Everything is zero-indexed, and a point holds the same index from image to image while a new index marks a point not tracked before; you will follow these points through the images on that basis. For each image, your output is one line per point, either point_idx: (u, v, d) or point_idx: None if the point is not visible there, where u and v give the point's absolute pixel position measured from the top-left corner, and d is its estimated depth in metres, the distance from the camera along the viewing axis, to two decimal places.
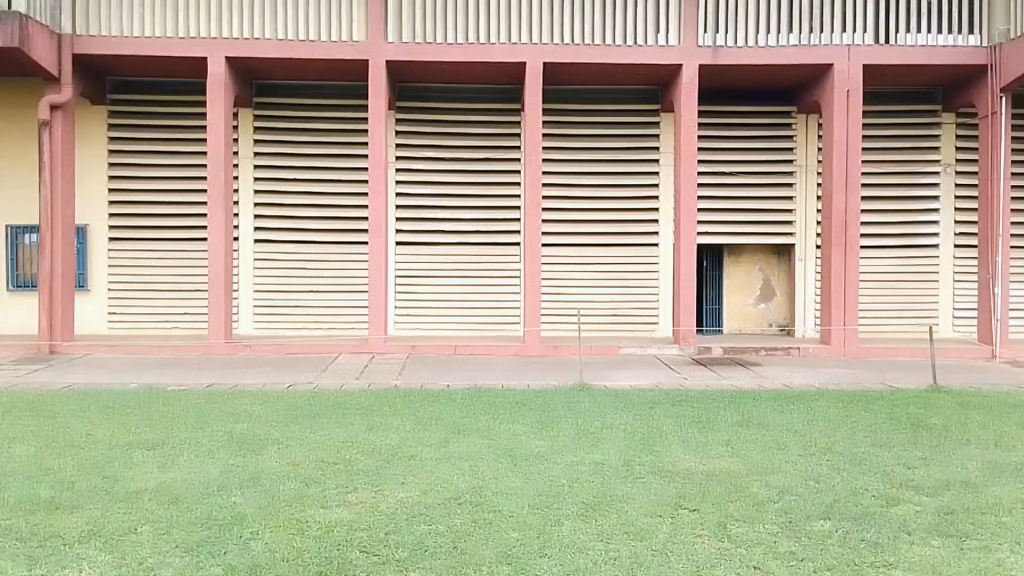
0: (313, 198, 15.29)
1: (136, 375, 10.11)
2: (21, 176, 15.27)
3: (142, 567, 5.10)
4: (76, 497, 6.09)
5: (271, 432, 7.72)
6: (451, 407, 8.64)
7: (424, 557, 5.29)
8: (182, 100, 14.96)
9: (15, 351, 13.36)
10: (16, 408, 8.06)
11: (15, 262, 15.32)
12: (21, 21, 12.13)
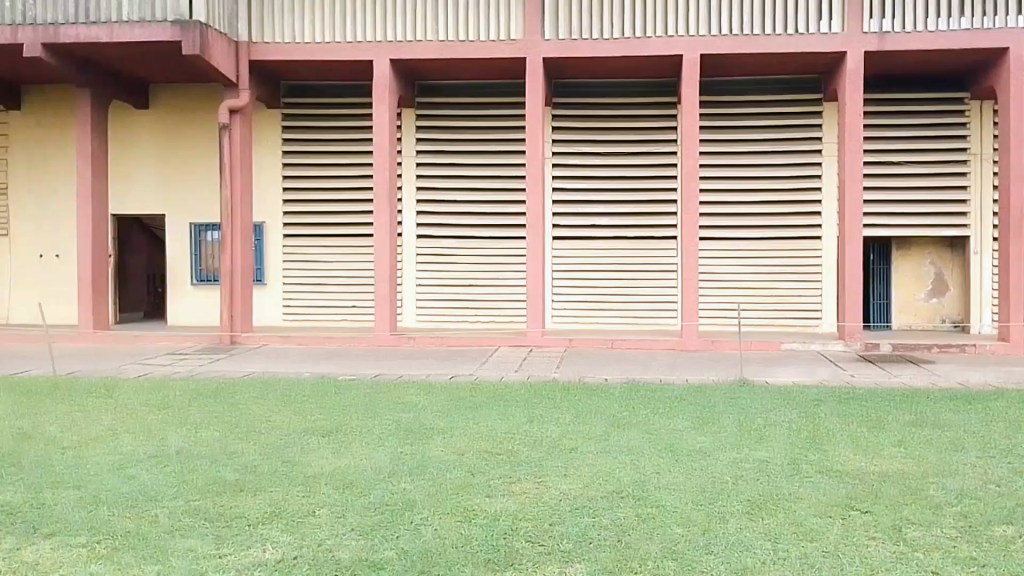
0: (469, 194, 15.71)
1: (312, 364, 10.64)
2: (203, 175, 16.13)
3: (322, 548, 5.36)
4: (257, 478, 6.42)
5: (436, 422, 7.94)
6: (609, 401, 8.72)
7: (589, 549, 5.29)
8: (347, 101, 15.59)
9: (197, 341, 14.18)
10: (201, 395, 8.62)
11: (199, 257, 16.24)
12: (202, 31, 12.68)
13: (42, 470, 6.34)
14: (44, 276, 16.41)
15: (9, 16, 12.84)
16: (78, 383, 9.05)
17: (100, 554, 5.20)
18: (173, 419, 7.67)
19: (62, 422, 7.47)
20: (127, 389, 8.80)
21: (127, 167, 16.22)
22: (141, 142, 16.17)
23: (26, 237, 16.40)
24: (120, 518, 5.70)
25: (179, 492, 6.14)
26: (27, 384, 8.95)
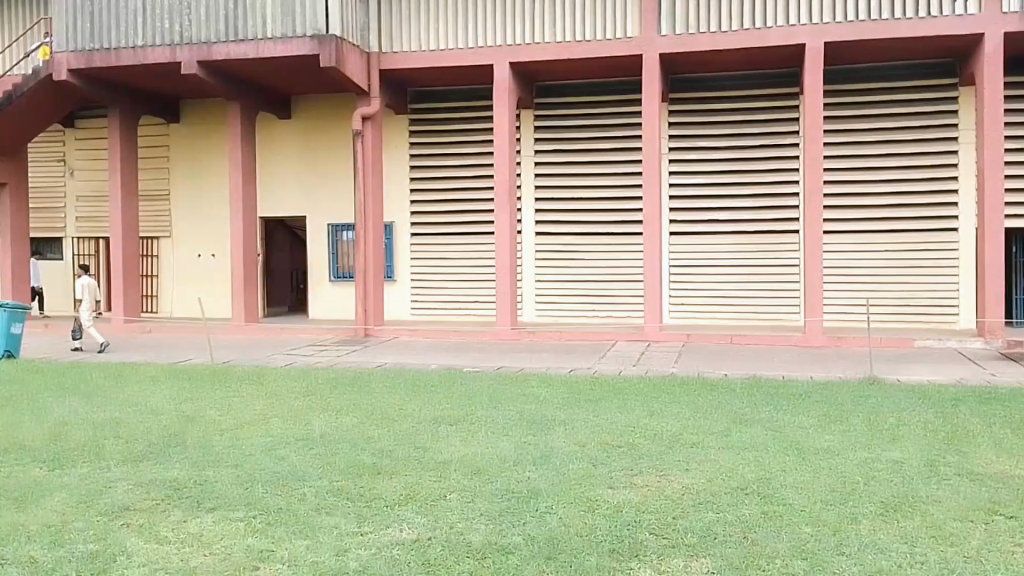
0: (583, 190, 15.89)
1: (438, 356, 11.13)
2: (338, 177, 17.06)
3: (454, 530, 5.67)
4: (393, 463, 6.83)
5: (559, 413, 8.14)
6: (730, 397, 8.66)
7: (715, 544, 5.33)
8: (466, 104, 16.12)
9: (334, 334, 15.06)
10: (342, 382, 9.24)
11: (336, 255, 17.14)
12: (338, 44, 13.53)
13: (203, 450, 6.98)
14: (200, 275, 17.82)
15: (167, 37, 14.00)
16: (234, 371, 9.88)
17: (256, 528, 5.71)
18: (316, 405, 8.25)
19: (222, 406, 8.18)
20: (276, 377, 9.54)
21: (269, 173, 17.37)
22: (280, 149, 17.27)
23: (183, 239, 17.85)
24: (272, 495, 6.22)
25: (322, 473, 6.62)
26: (190, 371, 9.86)
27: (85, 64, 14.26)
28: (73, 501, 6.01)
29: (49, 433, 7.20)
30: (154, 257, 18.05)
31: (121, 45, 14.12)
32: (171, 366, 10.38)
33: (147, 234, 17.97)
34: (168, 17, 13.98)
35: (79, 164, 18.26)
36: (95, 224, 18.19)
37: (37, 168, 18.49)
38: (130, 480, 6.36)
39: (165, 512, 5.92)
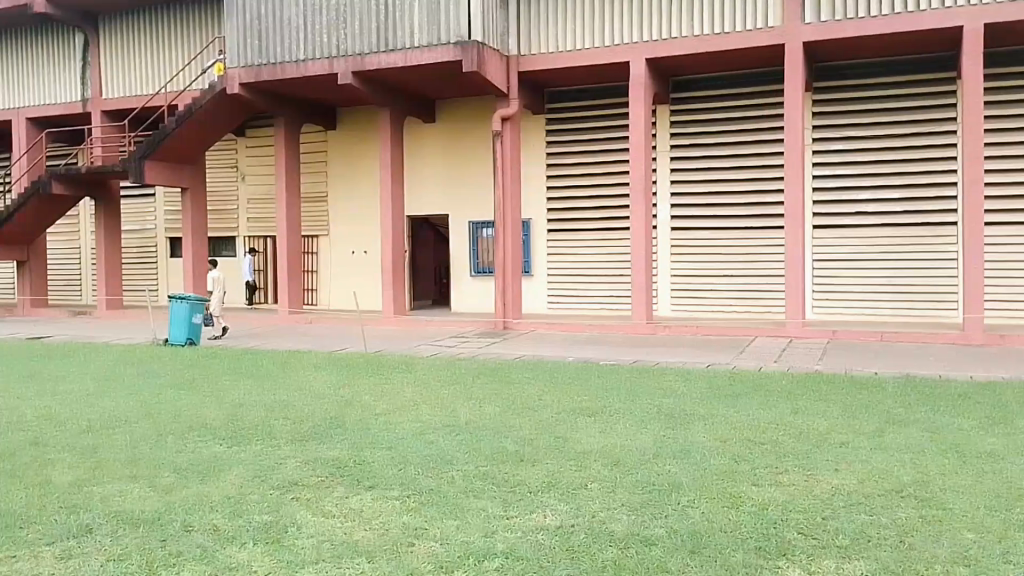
0: (720, 184, 15.82)
1: (576, 349, 11.37)
2: (482, 177, 17.71)
3: (597, 519, 5.81)
4: (534, 451, 7.07)
5: (698, 408, 8.15)
6: (882, 396, 8.32)
7: (869, 547, 5.17)
8: (601, 102, 16.31)
9: (475, 325, 15.50)
10: (485, 372, 9.64)
11: (476, 251, 17.85)
12: (479, 49, 13.94)
13: (360, 432, 7.51)
14: (354, 270, 18.93)
15: (325, 51, 14.97)
16: (386, 360, 10.51)
17: (411, 506, 6.09)
18: (460, 394, 8.63)
19: (377, 392, 8.74)
20: (424, 366, 10.06)
21: (416, 175, 18.27)
22: (426, 152, 18.11)
23: (339, 238, 19.04)
24: (424, 477, 6.60)
25: (469, 458, 6.95)
26: (345, 359, 10.53)
27: (254, 78, 15.50)
28: (248, 475, 6.63)
29: (228, 414, 7.94)
30: (314, 253, 19.31)
31: (285, 59, 15.26)
32: (330, 354, 11.14)
33: (309, 232, 19.27)
34: (326, 32, 14.96)
35: (249, 169, 19.85)
36: (264, 223, 19.72)
37: (213, 173, 20.23)
38: (298, 458, 6.94)
39: (329, 488, 6.42)
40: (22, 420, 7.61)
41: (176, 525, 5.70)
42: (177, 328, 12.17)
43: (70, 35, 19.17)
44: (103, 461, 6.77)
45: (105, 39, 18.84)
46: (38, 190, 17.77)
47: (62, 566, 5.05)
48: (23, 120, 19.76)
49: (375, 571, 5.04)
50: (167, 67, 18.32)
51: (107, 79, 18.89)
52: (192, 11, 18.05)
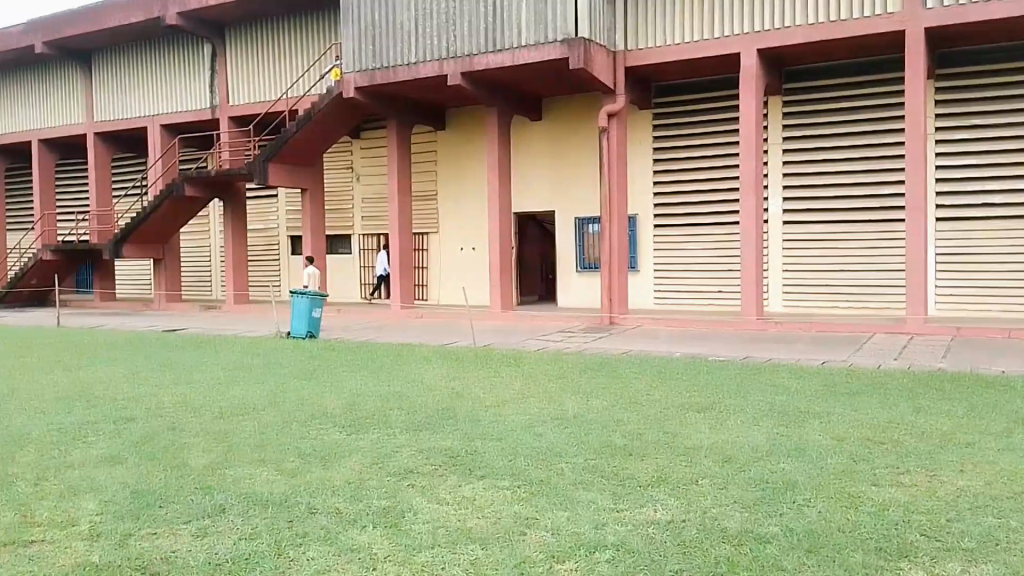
0: (834, 177, 15.69)
1: (684, 345, 11.33)
2: (588, 173, 17.82)
3: (709, 515, 5.78)
4: (643, 445, 7.11)
5: (814, 406, 8.02)
6: (1015, 396, 7.90)
7: (997, 551, 4.95)
8: (709, 96, 16.23)
9: (580, 321, 15.72)
10: (592, 366, 9.77)
11: (582, 247, 18.05)
12: (585, 45, 14.00)
13: (471, 423, 7.74)
14: (464, 266, 19.45)
15: (436, 53, 15.37)
16: (494, 353, 10.79)
17: (521, 496, 6.24)
18: (567, 388, 8.77)
19: (487, 384, 8.99)
20: (531, 360, 10.26)
21: (523, 173, 18.60)
22: (533, 150, 18.40)
23: (448, 235, 19.61)
24: (533, 468, 6.75)
25: (578, 451, 7.06)
26: (455, 352, 10.86)
27: (368, 82, 16.08)
28: (366, 461, 6.96)
29: (347, 403, 8.35)
30: (425, 250, 19.97)
31: (398, 63, 15.78)
32: (440, 347, 11.51)
33: (419, 229, 19.97)
34: (437, 35, 15.35)
35: (363, 168, 20.67)
36: (377, 221, 20.52)
37: (332, 173, 21.18)
38: (412, 447, 7.23)
39: (442, 476, 6.65)
40: (162, 407, 8.23)
41: (302, 507, 6.05)
42: (299, 321, 12.83)
43: (198, 46, 20.42)
44: (233, 446, 7.24)
45: (232, 48, 20.00)
46: (172, 194, 19.03)
47: (200, 542, 5.44)
48: (158, 126, 21.15)
49: (489, 559, 5.18)
50: (288, 73, 19.28)
51: (233, 86, 20.03)
52: (311, 18, 18.91)
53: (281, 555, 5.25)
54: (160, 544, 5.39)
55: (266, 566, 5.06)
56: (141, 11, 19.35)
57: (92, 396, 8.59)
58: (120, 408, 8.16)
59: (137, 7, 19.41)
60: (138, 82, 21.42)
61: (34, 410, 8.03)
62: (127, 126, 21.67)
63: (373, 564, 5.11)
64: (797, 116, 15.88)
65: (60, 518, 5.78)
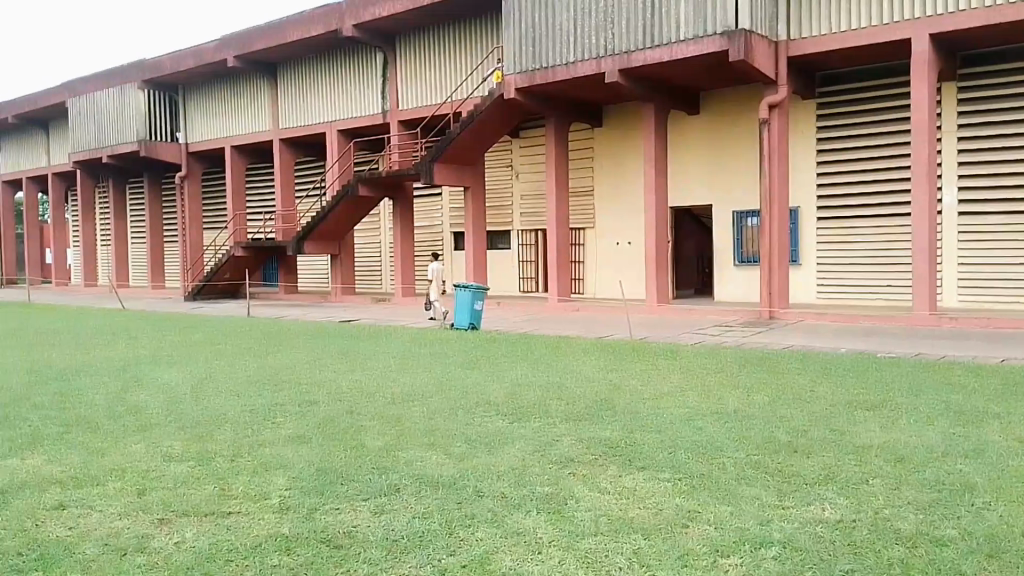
0: (1013, 166, 14.90)
1: (846, 340, 11.20)
2: (748, 166, 17.73)
3: (880, 516, 5.54)
4: (809, 443, 7.02)
5: (992, 406, 7.69)
6: None
7: None
8: (877, 84, 16.06)
9: (738, 315, 15.56)
10: (752, 362, 9.83)
11: (740, 241, 18.02)
12: (746, 37, 13.89)
13: (630, 416, 7.91)
14: (620, 259, 19.68)
15: (594, 51, 15.63)
16: (651, 347, 11.04)
17: (683, 489, 6.19)
18: (727, 384, 8.87)
19: (644, 377, 9.23)
20: (689, 354, 10.40)
21: (681, 167, 18.74)
22: (693, 145, 18.48)
23: (604, 230, 19.93)
24: (694, 462, 6.75)
25: (740, 447, 7.02)
26: (613, 346, 11.18)
27: (528, 83, 16.61)
28: (529, 450, 7.17)
29: (509, 393, 8.74)
30: (581, 245, 20.38)
31: (556, 63, 16.18)
32: (596, 339, 11.90)
33: (576, 225, 20.44)
34: (594, 34, 15.61)
35: (523, 167, 21.21)
36: (536, 218, 21.04)
37: (493, 172, 21.87)
38: (572, 436, 7.43)
39: (603, 467, 6.76)
40: (340, 392, 8.90)
41: (470, 490, 6.28)
42: (462, 313, 13.44)
43: (367, 55, 21.68)
44: (405, 430, 7.68)
45: (399, 56, 21.02)
46: (347, 194, 20.47)
47: (376, 519, 5.74)
48: (335, 132, 22.50)
49: (653, 549, 5.16)
50: (451, 78, 20.05)
51: (401, 92, 21.04)
52: (469, 25, 19.68)
53: (452, 534, 5.47)
54: (343, 519, 5.75)
55: (440, 544, 5.29)
56: (321, 24, 20.85)
57: (281, 379, 9.48)
58: (303, 392, 8.89)
59: (316, 21, 20.91)
60: (315, 90, 22.98)
61: (233, 393, 8.89)
62: (304, 131, 23.31)
63: (540, 548, 5.22)
64: (972, 102, 15.19)
65: (253, 492, 6.29)
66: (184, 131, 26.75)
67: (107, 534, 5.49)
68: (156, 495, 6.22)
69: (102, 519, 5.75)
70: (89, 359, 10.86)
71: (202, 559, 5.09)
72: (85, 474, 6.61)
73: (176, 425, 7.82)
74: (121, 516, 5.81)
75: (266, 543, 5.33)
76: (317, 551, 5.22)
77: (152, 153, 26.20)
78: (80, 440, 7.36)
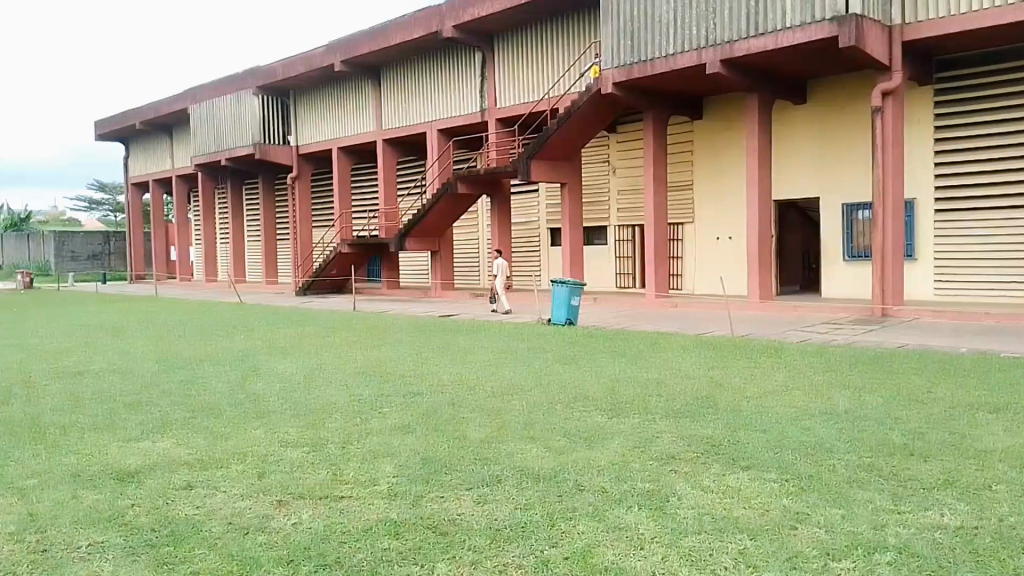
0: None
1: (965, 339, 10.59)
2: (857, 157, 17.06)
3: (1005, 523, 5.25)
4: (926, 446, 6.70)
5: None
6: None
7: None
8: (1000, 69, 15.08)
9: (847, 314, 14.94)
10: (862, 361, 9.47)
11: (850, 235, 17.34)
12: (858, 22, 13.31)
13: (733, 413, 7.77)
14: (720, 255, 19.29)
15: (694, 42, 15.34)
16: (753, 344, 10.81)
17: (791, 490, 6.02)
18: (834, 382, 8.61)
19: (747, 375, 9.05)
20: (794, 352, 10.12)
21: (785, 160, 18.21)
22: (798, 135, 17.91)
23: (704, 225, 19.55)
24: (802, 462, 6.54)
25: (852, 448, 6.78)
26: (714, 342, 10.99)
27: (626, 77, 16.49)
28: (629, 445, 7.16)
29: (608, 388, 8.77)
30: (680, 240, 20.08)
31: (655, 55, 15.95)
32: (697, 336, 11.72)
33: (674, 220, 20.13)
34: (695, 25, 15.33)
35: (620, 162, 21.04)
36: (633, 213, 20.87)
37: (589, 168, 21.84)
38: (673, 434, 7.35)
39: (706, 465, 6.64)
40: (443, 384, 9.15)
41: (571, 484, 6.31)
42: (559, 308, 13.50)
43: (466, 56, 22.04)
44: (505, 423, 7.80)
45: (499, 55, 21.23)
46: (447, 191, 20.88)
47: (480, 509, 5.87)
48: (436, 132, 23.06)
49: (759, 549, 5.04)
50: (548, 75, 20.13)
51: (500, 90, 21.26)
52: (567, 22, 19.65)
53: (555, 526, 5.52)
54: (449, 507, 5.91)
55: (542, 535, 5.36)
56: (421, 26, 21.37)
57: (385, 371, 9.81)
58: (407, 383, 9.19)
59: (419, 23, 21.44)
60: (417, 91, 23.55)
61: (342, 383, 9.29)
62: (407, 131, 23.93)
63: (643, 544, 5.19)
64: None
65: (364, 478, 6.55)
66: (295, 134, 27.91)
67: (230, 514, 5.84)
68: (274, 478, 6.58)
69: (225, 499, 6.13)
70: (213, 349, 11.57)
71: (318, 540, 5.36)
72: (210, 457, 7.06)
73: (291, 412, 8.25)
74: (243, 497, 6.19)
75: (376, 527, 5.55)
76: (424, 537, 5.39)
77: (266, 156, 27.53)
78: (206, 425, 7.88)
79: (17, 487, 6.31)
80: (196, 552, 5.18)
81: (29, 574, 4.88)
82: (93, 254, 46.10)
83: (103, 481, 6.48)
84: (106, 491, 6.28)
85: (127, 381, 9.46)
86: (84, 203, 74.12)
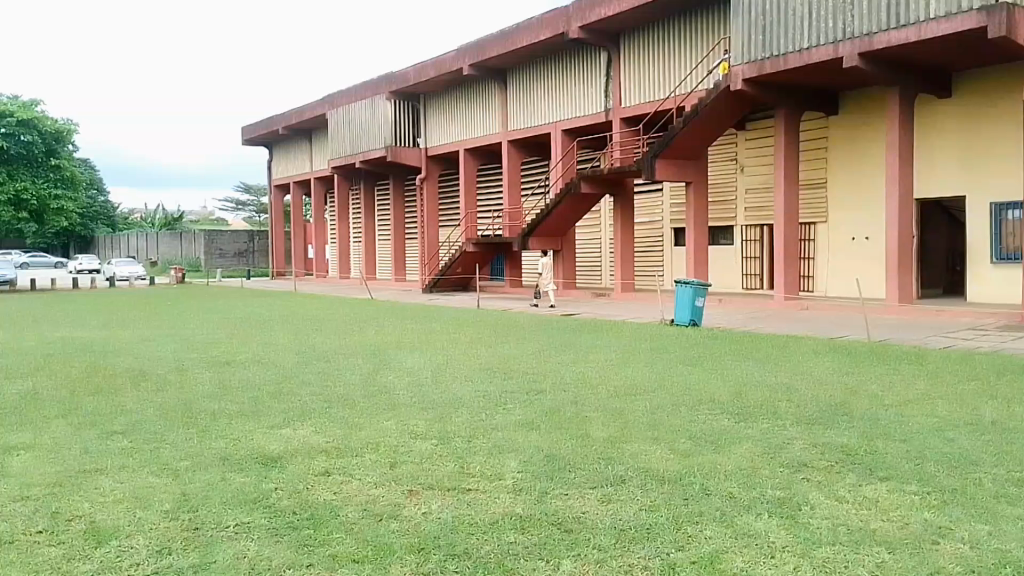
0: None
1: None
2: (1014, 155, 15.97)
3: None
4: None
5: None
6: None
7: None
8: None
9: (997, 317, 14.19)
10: (1010, 370, 8.90)
11: (998, 235, 16.38)
12: (1010, 9, 12.46)
13: (868, 422, 7.52)
14: (856, 256, 18.54)
15: (830, 35, 14.82)
16: (891, 350, 10.41)
17: (933, 504, 5.74)
18: (980, 391, 8.17)
19: (883, 382, 8.72)
20: (936, 359, 9.65)
21: (928, 157, 17.28)
22: (944, 131, 16.96)
23: (838, 225, 18.86)
24: (945, 475, 6.23)
25: (999, 462, 6.41)
26: (848, 347, 10.62)
27: (757, 73, 16.14)
28: (759, 450, 7.02)
29: (735, 392, 8.66)
30: (812, 240, 19.48)
31: (788, 50, 15.52)
32: (830, 340, 11.34)
33: (806, 220, 19.54)
34: (831, 17, 14.80)
35: (748, 161, 20.57)
36: (761, 212, 20.36)
37: (716, 166, 21.47)
38: (805, 441, 7.15)
39: (841, 474, 6.40)
40: (565, 382, 9.29)
41: (698, 487, 6.23)
42: (683, 310, 13.44)
43: (590, 57, 22.11)
44: (628, 423, 7.83)
45: (623, 55, 21.17)
46: (570, 191, 20.97)
47: (605, 508, 5.89)
48: (561, 131, 23.15)
49: (899, 564, 4.84)
50: (673, 73, 19.91)
51: (626, 88, 21.13)
52: (695, 18, 19.34)
53: (680, 529, 5.47)
54: (574, 505, 5.97)
55: (667, 538, 5.32)
56: (548, 28, 21.55)
57: (511, 368, 10.00)
58: (531, 381, 9.35)
59: (544, 26, 21.65)
60: (539, 93, 23.86)
61: (467, 379, 9.57)
62: (533, 132, 24.15)
63: (773, 552, 5.07)
64: None
65: (490, 472, 6.72)
66: (424, 137, 28.73)
67: (366, 502, 6.12)
68: (405, 468, 6.85)
69: (360, 487, 6.44)
70: (351, 343, 12.12)
71: (447, 530, 5.55)
72: (345, 445, 7.43)
73: (421, 405, 8.56)
74: (376, 485, 6.48)
75: (503, 521, 5.69)
76: (549, 533, 5.48)
77: (397, 159, 28.41)
78: (341, 415, 8.30)
79: (173, 468, 6.83)
80: (333, 536, 5.46)
81: (183, 549, 5.23)
82: (240, 252, 49.28)
83: (249, 465, 6.92)
84: (252, 474, 6.71)
85: (269, 372, 10.05)
86: (231, 204, 79.72)
